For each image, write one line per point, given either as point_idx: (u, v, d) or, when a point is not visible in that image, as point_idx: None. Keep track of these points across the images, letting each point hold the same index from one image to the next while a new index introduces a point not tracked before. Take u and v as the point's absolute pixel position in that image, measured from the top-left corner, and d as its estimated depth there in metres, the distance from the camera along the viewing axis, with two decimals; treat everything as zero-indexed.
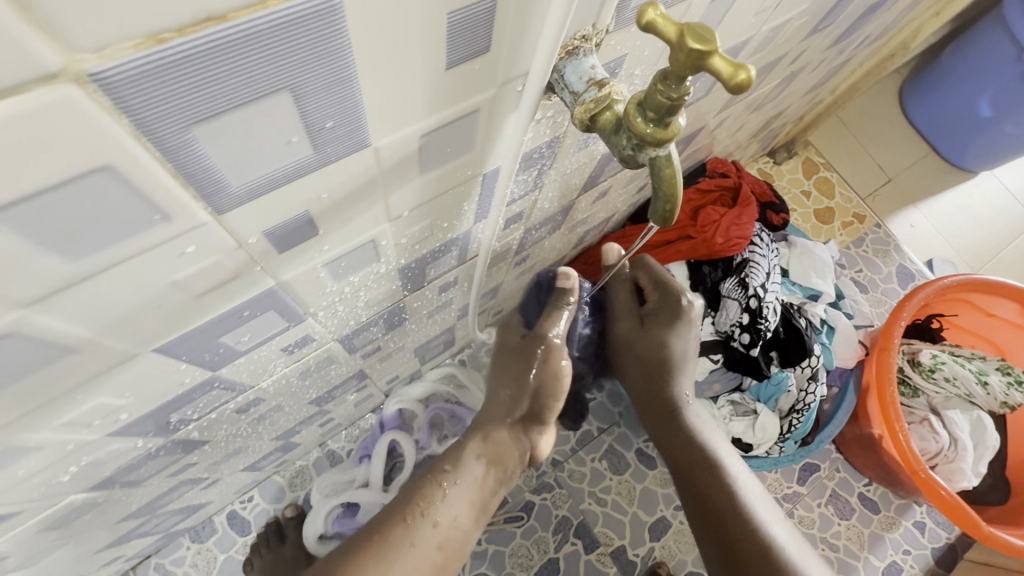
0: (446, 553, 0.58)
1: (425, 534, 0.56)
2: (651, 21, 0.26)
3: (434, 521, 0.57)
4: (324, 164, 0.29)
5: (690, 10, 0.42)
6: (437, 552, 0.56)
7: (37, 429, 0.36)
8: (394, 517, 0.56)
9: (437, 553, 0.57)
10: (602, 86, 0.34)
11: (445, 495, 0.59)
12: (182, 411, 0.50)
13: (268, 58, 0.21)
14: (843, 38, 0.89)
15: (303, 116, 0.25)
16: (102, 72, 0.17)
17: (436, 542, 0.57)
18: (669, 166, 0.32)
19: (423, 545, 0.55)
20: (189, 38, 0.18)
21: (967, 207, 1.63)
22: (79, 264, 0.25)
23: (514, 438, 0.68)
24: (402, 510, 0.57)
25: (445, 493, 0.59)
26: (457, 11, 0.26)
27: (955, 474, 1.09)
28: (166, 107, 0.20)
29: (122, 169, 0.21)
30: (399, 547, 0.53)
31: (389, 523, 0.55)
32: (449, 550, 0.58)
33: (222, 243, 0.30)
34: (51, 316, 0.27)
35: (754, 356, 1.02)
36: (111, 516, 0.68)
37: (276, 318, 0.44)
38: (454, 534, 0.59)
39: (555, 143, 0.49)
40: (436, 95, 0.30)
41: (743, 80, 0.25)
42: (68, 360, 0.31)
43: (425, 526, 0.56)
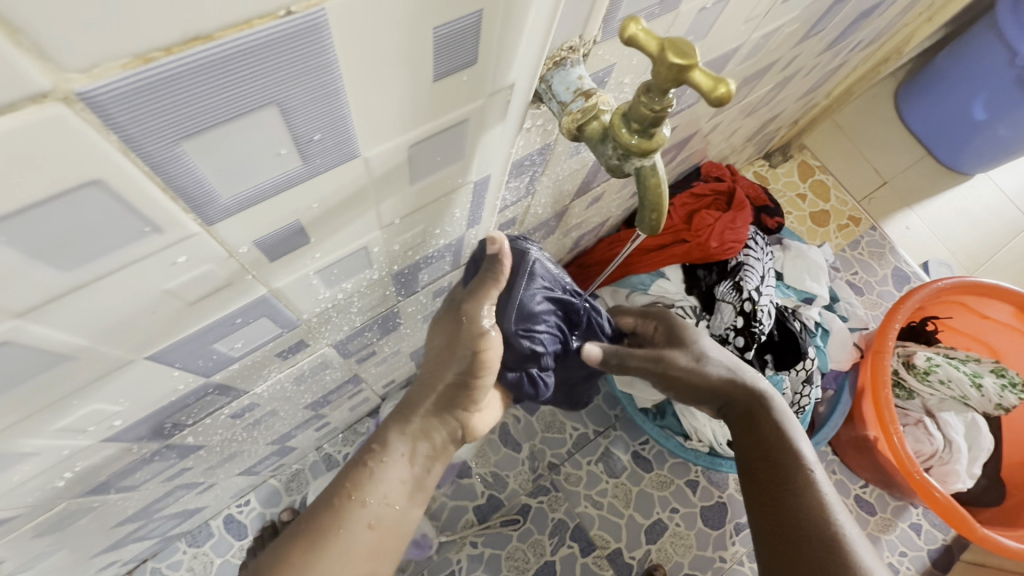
0: (382, 536, 0.53)
1: (353, 516, 0.51)
2: (633, 35, 0.26)
3: (364, 501, 0.53)
4: (313, 175, 0.30)
5: (678, 20, 0.43)
6: (369, 532, 0.52)
7: (32, 436, 0.36)
8: (320, 509, 0.52)
9: (371, 533, 0.52)
10: (589, 96, 0.34)
11: (372, 473, 0.54)
12: (176, 417, 0.50)
13: (255, 74, 0.21)
14: (836, 43, 0.90)
15: (291, 130, 0.25)
16: (91, 91, 0.18)
17: (368, 523, 0.52)
18: (655, 175, 0.33)
19: (353, 528, 0.51)
20: (176, 57, 0.19)
21: (962, 209, 1.64)
22: (72, 274, 0.25)
23: (442, 415, 0.59)
24: (329, 494, 0.53)
25: (371, 472, 0.54)
26: (443, 26, 0.26)
27: (950, 476, 1.09)
28: (153, 122, 0.20)
29: (112, 183, 0.22)
30: (328, 534, 0.50)
31: (317, 513, 0.51)
32: (386, 531, 0.54)
33: (214, 252, 0.30)
34: (45, 326, 0.27)
35: (748, 359, 1.00)
36: (106, 521, 0.68)
37: (269, 325, 0.44)
38: (389, 512, 0.54)
39: (546, 150, 0.49)
40: (425, 106, 0.31)
41: (723, 93, 0.26)
42: (62, 367, 0.31)
43: (354, 509, 0.52)
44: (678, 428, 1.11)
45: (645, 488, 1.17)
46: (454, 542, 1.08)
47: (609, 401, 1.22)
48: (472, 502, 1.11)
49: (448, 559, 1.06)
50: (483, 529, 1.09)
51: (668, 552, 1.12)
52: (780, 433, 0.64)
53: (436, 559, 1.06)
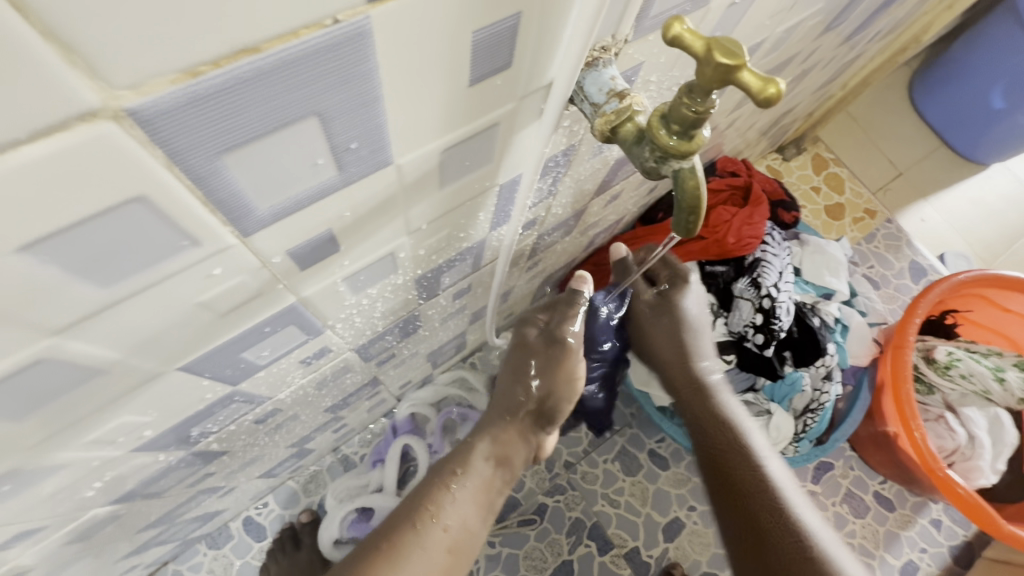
0: (456, 555, 0.57)
1: (431, 533, 0.55)
2: (677, 35, 0.25)
3: (445, 525, 0.57)
4: (347, 184, 0.29)
5: (708, 16, 0.42)
6: (446, 553, 0.56)
7: (66, 448, 0.36)
8: (402, 517, 0.56)
9: (448, 555, 0.56)
10: (622, 97, 0.33)
11: (454, 497, 0.59)
12: (203, 424, 0.50)
13: (297, 85, 0.21)
14: (856, 34, 0.88)
15: (329, 140, 0.25)
16: (139, 107, 0.17)
17: (446, 544, 0.56)
18: (693, 178, 0.32)
19: (433, 547, 0.55)
20: (223, 70, 0.18)
21: (979, 200, 1.62)
22: (112, 289, 0.25)
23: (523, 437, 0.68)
24: (414, 509, 0.57)
25: (453, 496, 0.59)
26: (481, 30, 0.25)
27: (973, 472, 1.07)
28: (198, 137, 0.20)
29: (154, 200, 0.21)
30: (415, 541, 0.54)
31: (400, 528, 0.54)
32: (457, 551, 0.57)
33: (248, 263, 0.30)
34: (82, 341, 0.27)
35: (767, 356, 1.01)
36: (131, 526, 0.69)
37: (295, 332, 0.44)
38: (463, 534, 0.58)
39: (570, 151, 0.48)
40: (459, 110, 0.30)
41: (772, 94, 0.25)
42: (98, 380, 0.31)
43: (435, 530, 0.56)
44: None
45: (661, 486, 1.16)
46: None
47: (625, 399, 1.21)
48: None
49: None
50: (500, 529, 1.09)
51: (685, 550, 1.12)
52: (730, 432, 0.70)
53: None
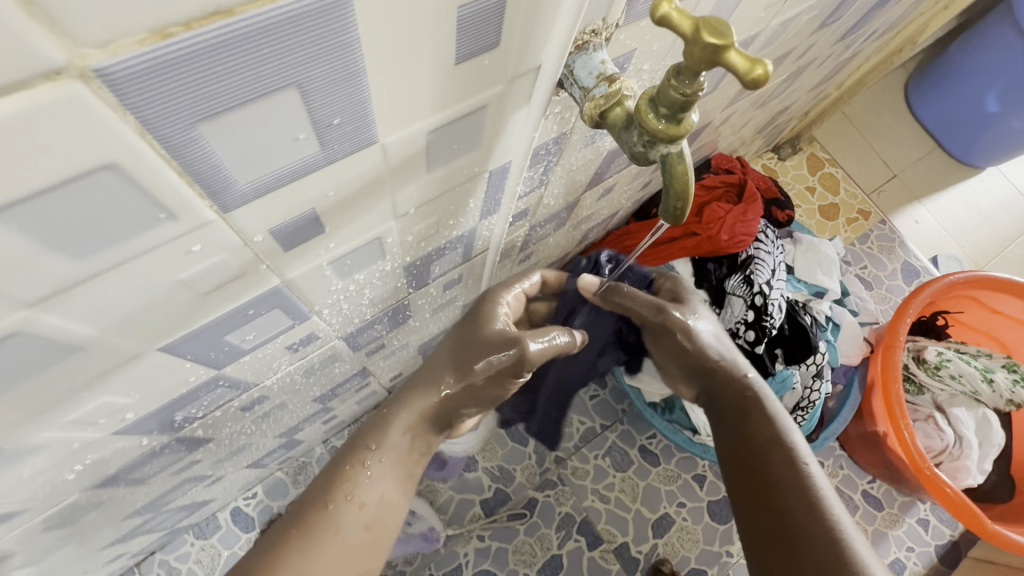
0: (377, 532, 0.54)
1: (347, 515, 0.51)
2: (665, 14, 0.25)
3: (360, 503, 0.52)
4: (330, 161, 0.29)
5: (701, 4, 0.42)
6: (364, 533, 0.52)
7: (44, 428, 0.36)
8: (305, 511, 0.51)
9: (366, 533, 0.53)
10: (612, 81, 0.33)
11: (369, 475, 0.53)
12: (187, 410, 0.49)
13: (273, 52, 0.21)
14: (851, 32, 0.88)
15: (310, 113, 0.25)
16: (107, 67, 0.17)
17: (363, 522, 0.52)
18: (681, 162, 0.32)
19: (348, 528, 0.51)
20: (195, 33, 0.18)
21: (973, 203, 1.62)
22: (85, 263, 0.24)
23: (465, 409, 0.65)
24: (324, 494, 0.52)
25: (369, 473, 0.53)
26: (467, 5, 0.25)
27: (960, 472, 1.08)
28: (170, 104, 0.20)
29: (127, 168, 0.21)
30: (322, 536, 0.49)
31: (309, 511, 0.51)
32: (380, 527, 0.54)
33: (229, 241, 0.30)
34: (57, 316, 0.27)
35: (759, 353, 0.99)
36: (116, 513, 0.68)
37: (280, 316, 0.43)
38: (384, 511, 0.54)
39: (562, 139, 0.48)
40: (446, 90, 0.30)
41: (759, 75, 0.25)
42: (76, 358, 0.31)
43: (349, 508, 0.52)
44: (688, 423, 1.08)
45: (651, 482, 1.16)
46: (460, 536, 1.08)
47: (616, 395, 1.21)
48: (479, 496, 1.11)
49: (455, 552, 1.07)
50: (489, 523, 1.09)
51: (674, 546, 1.12)
52: (762, 409, 0.59)
53: (443, 553, 1.06)
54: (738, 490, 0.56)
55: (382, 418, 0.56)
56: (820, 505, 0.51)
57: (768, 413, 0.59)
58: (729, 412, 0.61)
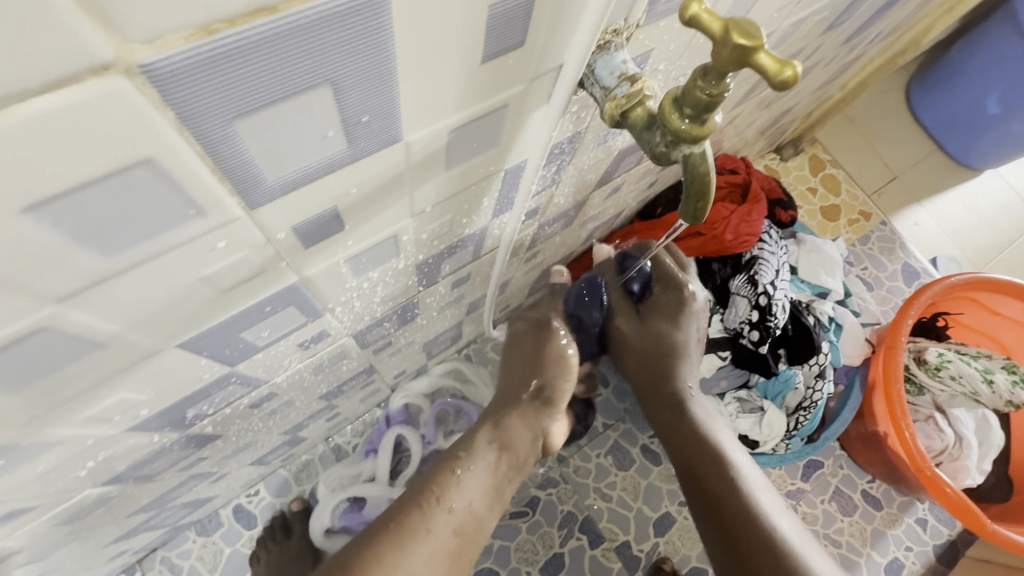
0: (463, 540, 0.57)
1: (440, 519, 0.56)
2: (695, 15, 0.25)
3: (449, 507, 0.57)
4: (356, 158, 0.29)
5: (718, 5, 0.42)
6: (453, 536, 0.56)
7: (60, 424, 0.35)
8: (404, 509, 0.56)
9: (454, 539, 0.56)
10: (634, 81, 0.33)
11: (459, 481, 0.60)
12: (198, 406, 0.49)
13: (311, 51, 0.21)
14: (857, 34, 0.89)
15: (340, 111, 0.25)
16: (153, 64, 0.17)
17: (452, 527, 0.56)
18: (703, 163, 0.32)
19: (440, 530, 0.55)
20: (238, 30, 0.18)
21: (972, 205, 1.63)
22: (113, 259, 0.24)
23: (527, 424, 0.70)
24: (418, 497, 0.57)
25: (459, 479, 0.60)
26: (497, 4, 0.25)
27: (960, 472, 1.10)
28: (209, 100, 0.20)
29: (162, 164, 0.21)
30: (416, 531, 0.53)
31: (405, 512, 0.55)
32: (466, 537, 0.57)
33: (252, 238, 0.30)
34: (83, 312, 0.27)
35: (762, 353, 1.02)
36: (121, 510, 0.68)
37: (295, 313, 0.43)
38: (471, 520, 0.59)
39: (576, 138, 0.48)
40: (470, 88, 0.30)
41: (788, 78, 0.25)
42: (96, 354, 0.31)
43: (440, 511, 0.56)
44: None
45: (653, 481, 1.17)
46: None
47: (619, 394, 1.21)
48: None
49: None
50: None
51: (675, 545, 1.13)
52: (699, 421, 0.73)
53: None
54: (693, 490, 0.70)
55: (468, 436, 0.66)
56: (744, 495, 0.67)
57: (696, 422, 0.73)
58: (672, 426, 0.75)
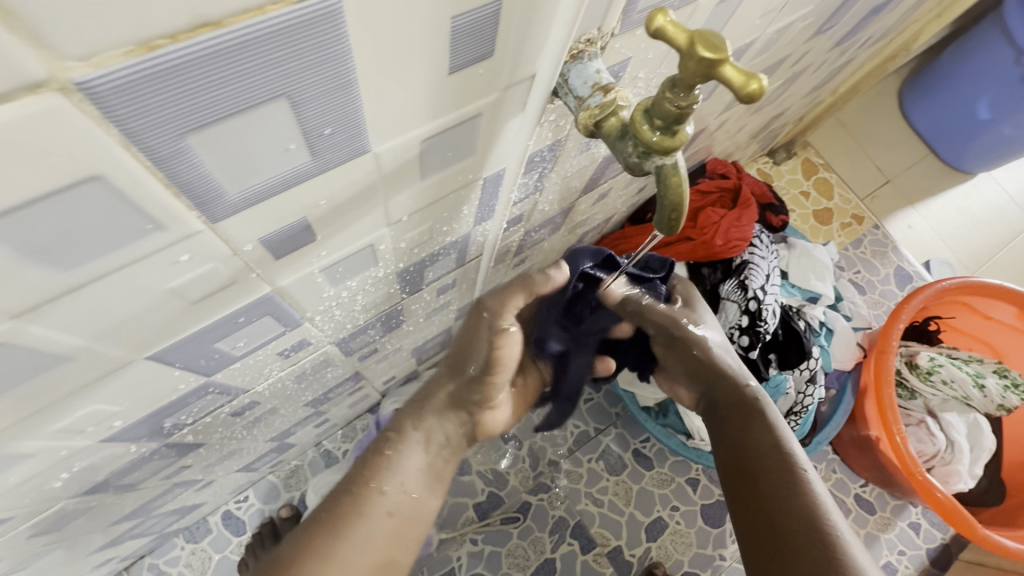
0: (403, 523, 0.52)
1: (374, 503, 0.50)
2: (660, 27, 0.25)
3: (383, 488, 0.52)
4: (322, 171, 0.28)
5: (697, 13, 0.42)
6: (389, 519, 0.51)
7: (29, 437, 0.35)
8: (339, 495, 0.51)
9: (390, 520, 0.51)
10: (607, 91, 0.33)
11: (391, 460, 0.53)
12: (176, 416, 0.49)
13: (262, 64, 0.20)
14: (845, 39, 0.89)
15: (301, 123, 0.24)
16: (91, 80, 0.17)
17: (388, 510, 0.51)
18: (676, 174, 0.32)
19: (375, 515, 0.50)
20: (182, 45, 0.17)
21: (965, 208, 1.64)
22: (70, 274, 0.24)
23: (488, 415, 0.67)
24: (350, 482, 0.51)
25: (390, 459, 0.53)
26: (460, 16, 0.25)
27: (952, 476, 1.09)
28: (156, 116, 0.19)
29: (114, 180, 0.21)
30: (347, 521, 0.48)
31: (337, 499, 0.50)
32: (405, 520, 0.53)
33: (218, 251, 0.29)
34: (43, 327, 0.26)
35: (752, 358, 0.99)
36: (104, 518, 0.67)
37: (272, 323, 0.43)
38: (409, 499, 0.53)
39: (556, 146, 0.48)
40: (440, 98, 0.29)
41: (754, 90, 0.25)
42: (61, 368, 0.30)
43: (375, 495, 0.51)
44: (681, 428, 1.09)
45: (645, 486, 1.16)
46: (454, 540, 1.07)
47: (610, 398, 1.21)
48: (472, 499, 1.11)
49: (448, 555, 1.06)
50: (482, 527, 1.08)
51: (668, 550, 1.12)
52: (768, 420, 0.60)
53: (436, 557, 1.06)
54: (739, 495, 0.56)
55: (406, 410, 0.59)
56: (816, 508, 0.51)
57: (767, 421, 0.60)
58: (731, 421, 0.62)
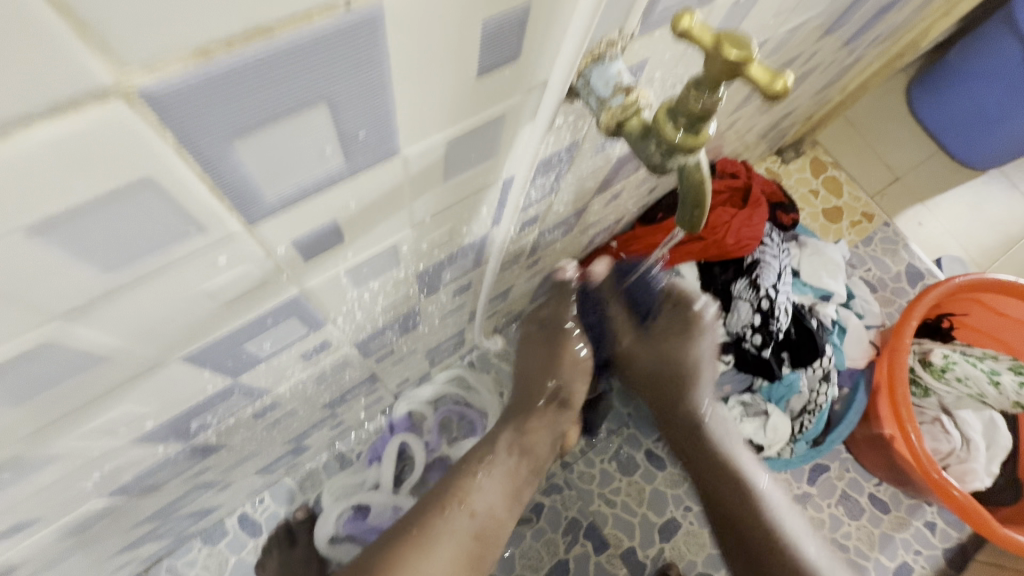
0: (482, 539, 0.68)
1: (461, 522, 0.67)
2: (687, 29, 0.25)
3: (470, 511, 0.68)
4: (354, 173, 0.29)
5: (712, 15, 0.42)
6: (472, 537, 0.67)
7: (65, 437, 0.36)
8: (433, 511, 0.66)
9: (472, 538, 0.67)
10: (628, 91, 0.34)
11: (479, 486, 0.70)
12: (202, 417, 0.50)
13: (308, 72, 0.21)
14: (855, 37, 0.89)
15: (338, 127, 0.25)
16: (152, 88, 0.17)
17: (471, 528, 0.67)
18: (698, 173, 0.32)
19: (460, 531, 0.66)
20: (235, 53, 0.18)
21: (975, 204, 1.63)
22: (115, 275, 0.25)
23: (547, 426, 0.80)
24: (442, 502, 0.67)
25: (479, 485, 0.70)
26: (490, 20, 0.26)
27: (967, 475, 1.11)
28: (208, 122, 0.20)
29: (163, 184, 0.21)
30: (438, 535, 0.64)
31: (431, 514, 0.66)
32: (485, 535, 0.69)
33: (252, 253, 0.30)
34: (87, 327, 0.27)
35: (765, 356, 1.01)
36: (127, 520, 0.68)
37: (297, 324, 0.44)
38: (489, 522, 0.70)
39: (573, 147, 0.49)
40: (467, 102, 0.30)
41: (779, 88, 0.25)
42: (100, 368, 0.31)
43: (462, 514, 0.67)
44: None
45: (658, 486, 1.16)
46: None
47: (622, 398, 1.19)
48: None
49: None
50: None
51: (681, 551, 1.12)
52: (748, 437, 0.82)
53: None
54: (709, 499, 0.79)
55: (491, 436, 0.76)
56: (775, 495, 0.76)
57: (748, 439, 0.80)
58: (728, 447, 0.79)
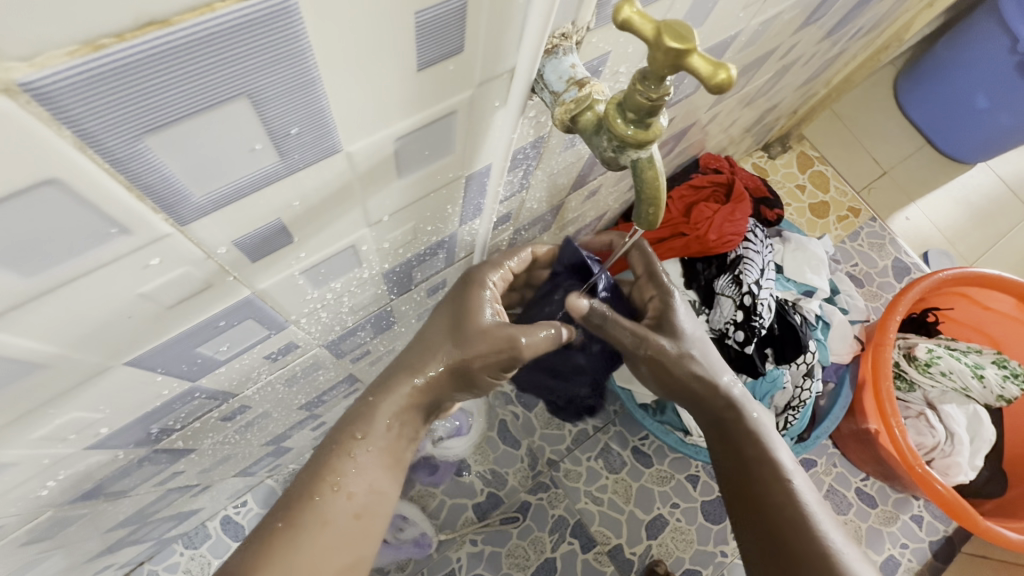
0: (368, 519, 0.50)
1: (336, 507, 0.48)
2: (627, 18, 0.24)
3: (348, 492, 0.48)
4: (292, 171, 0.28)
5: (675, 6, 0.41)
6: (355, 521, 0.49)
7: (10, 445, 0.35)
8: (293, 494, 0.48)
9: (355, 520, 0.49)
10: (582, 85, 0.33)
11: (357, 463, 0.49)
12: (163, 422, 0.49)
13: (217, 64, 0.20)
14: (836, 29, 0.88)
15: (265, 123, 0.24)
16: (35, 81, 0.16)
17: (352, 512, 0.48)
18: (652, 167, 0.31)
19: (337, 518, 0.48)
20: (130, 44, 0.17)
21: (962, 198, 1.63)
22: (36, 279, 0.24)
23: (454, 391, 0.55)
24: (307, 485, 0.48)
25: (356, 462, 0.49)
26: (425, 11, 0.25)
27: (952, 468, 1.09)
28: (110, 115, 0.19)
29: (70, 183, 0.20)
30: (305, 527, 0.46)
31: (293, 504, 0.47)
32: (372, 516, 0.50)
33: (190, 254, 0.29)
34: (11, 334, 0.26)
35: (748, 353, 0.99)
36: (100, 525, 0.67)
37: (255, 326, 0.43)
38: (376, 498, 0.50)
39: (539, 142, 0.48)
40: (410, 96, 0.29)
41: (722, 80, 0.24)
42: (37, 375, 0.30)
43: (335, 499, 0.48)
44: (679, 424, 1.08)
45: (645, 484, 1.16)
46: (454, 541, 1.07)
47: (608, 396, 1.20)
48: (472, 500, 1.11)
49: (448, 557, 1.06)
50: (482, 527, 1.08)
51: (668, 547, 1.12)
52: (757, 440, 0.61)
53: (436, 558, 1.06)
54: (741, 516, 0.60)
55: (366, 403, 0.51)
56: (808, 520, 0.56)
57: (753, 428, 0.62)
58: (716, 437, 0.65)
